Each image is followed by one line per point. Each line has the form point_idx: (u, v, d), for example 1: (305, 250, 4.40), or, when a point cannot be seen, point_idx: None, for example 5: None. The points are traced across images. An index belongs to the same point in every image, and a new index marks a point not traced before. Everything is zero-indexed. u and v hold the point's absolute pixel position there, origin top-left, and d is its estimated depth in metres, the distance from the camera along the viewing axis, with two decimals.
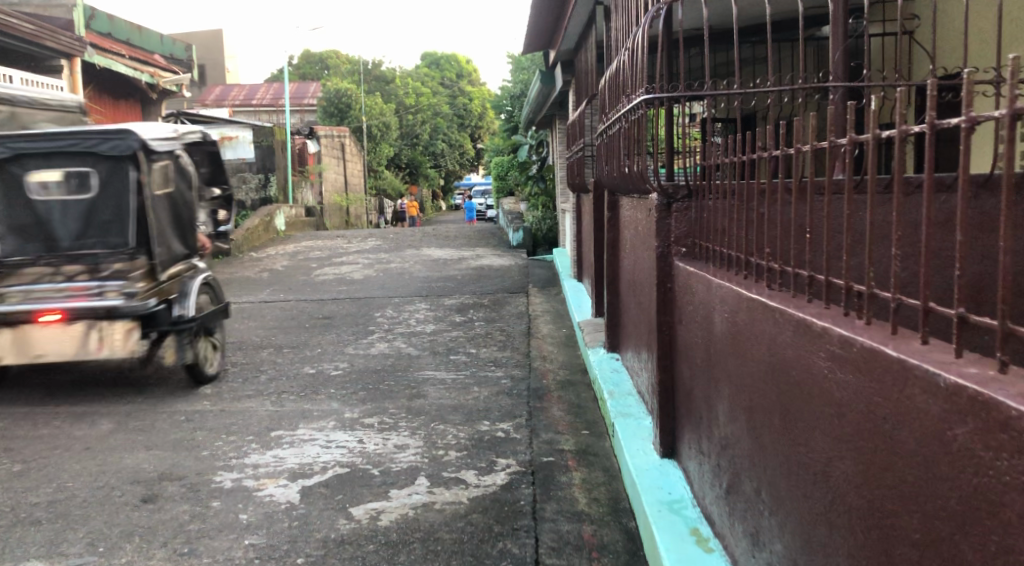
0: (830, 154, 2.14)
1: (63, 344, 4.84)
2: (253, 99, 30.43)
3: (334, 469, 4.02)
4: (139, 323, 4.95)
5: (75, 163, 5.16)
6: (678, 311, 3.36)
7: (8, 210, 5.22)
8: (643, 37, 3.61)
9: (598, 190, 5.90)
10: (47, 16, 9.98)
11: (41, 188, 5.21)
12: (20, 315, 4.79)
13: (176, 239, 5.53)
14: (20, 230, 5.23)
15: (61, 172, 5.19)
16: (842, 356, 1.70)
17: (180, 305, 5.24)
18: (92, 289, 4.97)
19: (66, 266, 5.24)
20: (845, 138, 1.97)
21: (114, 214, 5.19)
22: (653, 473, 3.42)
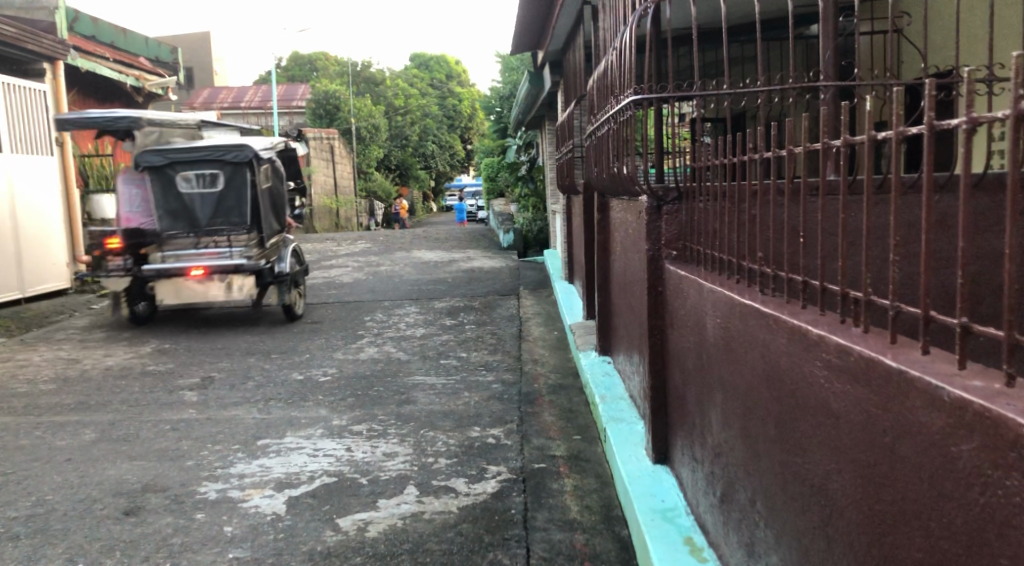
0: (824, 155, 2.08)
1: (204, 290, 7.20)
2: (242, 101, 30.26)
3: (321, 478, 3.95)
4: (254, 278, 7.27)
5: (209, 166, 7.32)
6: (669, 315, 3.30)
7: (164, 200, 7.38)
8: (631, 37, 3.55)
9: (587, 192, 5.84)
10: (29, 20, 9.85)
11: (185, 183, 7.36)
12: (176, 271, 7.15)
13: (274, 220, 7.81)
14: (173, 214, 7.41)
15: (198, 173, 7.34)
16: (839, 365, 1.64)
17: (280, 266, 7.54)
18: (221, 253, 7.33)
19: (204, 239, 7.42)
20: (840, 140, 1.92)
21: (238, 203, 7.38)
22: (646, 480, 3.36)
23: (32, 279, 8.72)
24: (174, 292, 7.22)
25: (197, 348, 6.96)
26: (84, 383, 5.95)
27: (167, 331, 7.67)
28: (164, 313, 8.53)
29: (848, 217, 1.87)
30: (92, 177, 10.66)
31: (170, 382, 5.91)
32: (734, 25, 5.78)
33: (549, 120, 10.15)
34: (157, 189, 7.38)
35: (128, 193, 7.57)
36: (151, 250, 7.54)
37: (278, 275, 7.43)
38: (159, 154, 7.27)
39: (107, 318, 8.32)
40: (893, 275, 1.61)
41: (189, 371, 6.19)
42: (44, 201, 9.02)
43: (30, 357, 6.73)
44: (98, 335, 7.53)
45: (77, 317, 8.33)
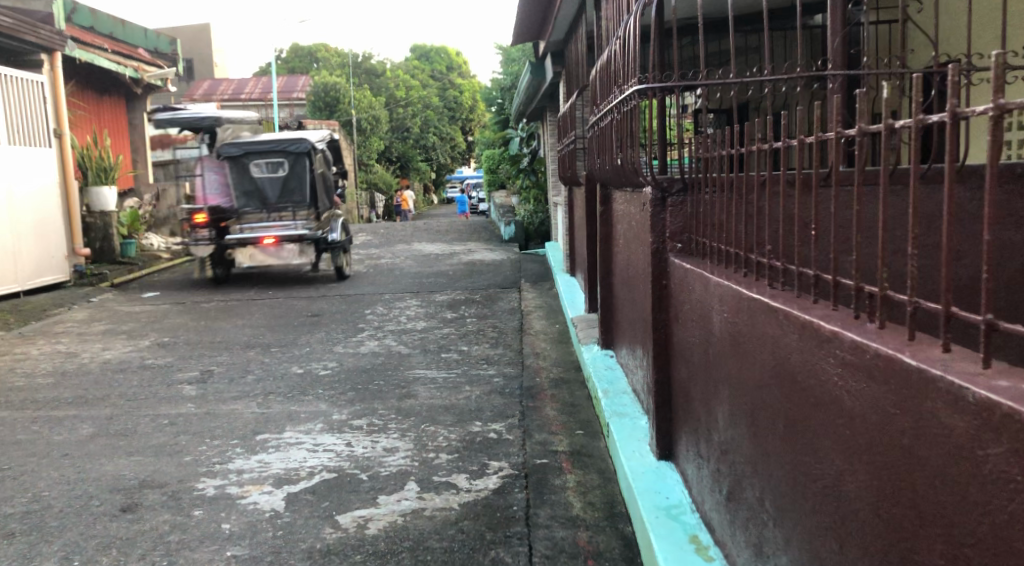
0: (837, 145, 2.02)
1: (275, 254, 9.45)
2: (242, 93, 30.15)
3: (321, 474, 3.90)
4: (312, 244, 9.54)
5: (276, 156, 9.53)
6: (674, 308, 3.24)
7: (241, 184, 9.60)
8: (635, 26, 3.49)
9: (590, 184, 5.78)
10: (26, 10, 9.76)
11: (258, 170, 9.58)
12: (253, 240, 9.43)
13: (326, 198, 9.95)
14: (247, 195, 9.64)
15: (267, 161, 9.54)
16: (854, 363, 1.59)
17: (330, 234, 9.63)
18: (288, 226, 9.62)
19: (274, 214, 9.68)
20: (854, 129, 1.86)
21: (299, 187, 9.65)
22: (650, 476, 3.31)
23: (30, 272, 8.65)
24: (250, 255, 9.43)
25: (196, 342, 6.90)
26: (82, 377, 5.90)
27: (166, 325, 7.61)
28: (164, 307, 8.47)
29: (863, 208, 1.81)
30: (92, 171, 10.43)
31: (169, 376, 5.86)
32: (738, 14, 5.71)
33: (550, 112, 10.07)
34: (236, 176, 9.64)
35: (210, 178, 9.71)
36: (234, 224, 9.82)
37: (330, 242, 9.57)
38: (236, 147, 9.45)
39: (106, 311, 8.26)
40: (912, 269, 1.56)
41: (188, 365, 6.14)
42: (42, 193, 8.94)
43: (28, 351, 6.68)
44: (96, 329, 7.47)
45: (75, 311, 8.27)
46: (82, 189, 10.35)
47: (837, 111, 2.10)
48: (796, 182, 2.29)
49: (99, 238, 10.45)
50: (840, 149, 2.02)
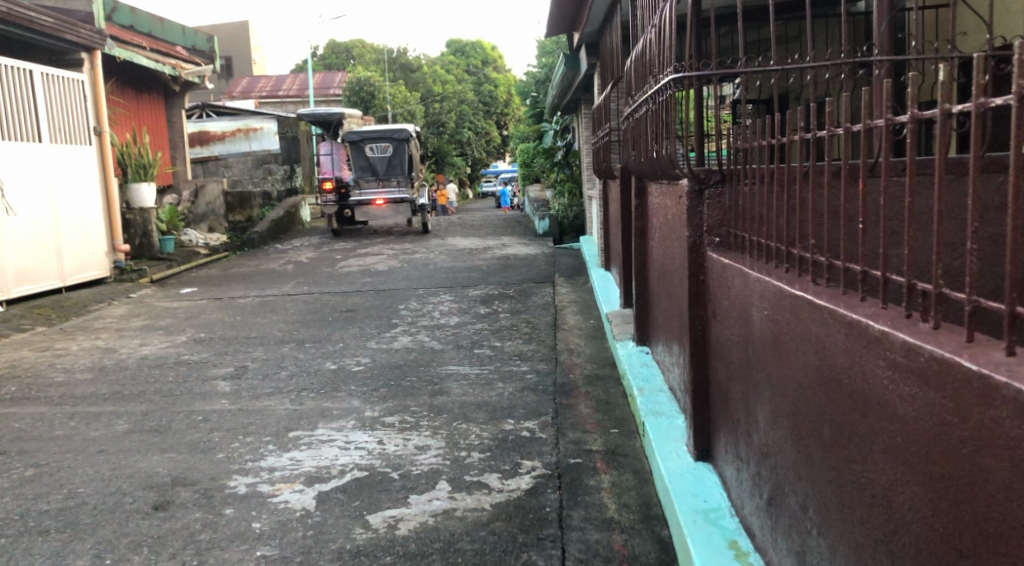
0: (886, 133, 1.91)
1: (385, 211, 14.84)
2: (280, 90, 30.41)
3: (352, 472, 3.86)
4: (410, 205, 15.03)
5: (384, 141, 15.51)
6: (712, 305, 3.13)
7: (362, 162, 15.65)
8: (670, 14, 3.38)
9: (625, 177, 5.68)
10: (67, 10, 9.82)
11: (373, 152, 15.59)
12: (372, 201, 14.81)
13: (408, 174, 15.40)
14: (362, 168, 15.56)
15: (380, 146, 15.57)
16: (906, 366, 1.50)
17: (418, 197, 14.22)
18: (387, 192, 14.91)
19: (384, 181, 15.58)
20: (906, 115, 1.75)
21: (400, 163, 15.67)
22: (687, 478, 3.21)
23: (71, 268, 8.74)
24: (366, 211, 14.86)
25: (231, 337, 6.91)
26: (120, 373, 5.92)
27: (203, 320, 7.66)
28: (200, 302, 8.52)
29: (915, 198, 1.71)
30: (131, 168, 10.52)
31: (204, 371, 5.87)
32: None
33: (585, 104, 9.95)
34: (354, 154, 15.62)
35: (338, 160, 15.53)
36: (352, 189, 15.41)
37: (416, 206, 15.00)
38: (357, 136, 15.37)
39: (144, 307, 8.32)
40: (970, 264, 1.47)
41: (223, 361, 6.14)
42: (83, 190, 9.02)
43: (68, 346, 6.74)
44: (134, 324, 7.52)
45: (114, 306, 8.34)
46: (122, 185, 10.52)
47: (887, 97, 1.98)
48: (841, 173, 2.18)
49: (139, 234, 10.46)
50: (890, 137, 1.90)
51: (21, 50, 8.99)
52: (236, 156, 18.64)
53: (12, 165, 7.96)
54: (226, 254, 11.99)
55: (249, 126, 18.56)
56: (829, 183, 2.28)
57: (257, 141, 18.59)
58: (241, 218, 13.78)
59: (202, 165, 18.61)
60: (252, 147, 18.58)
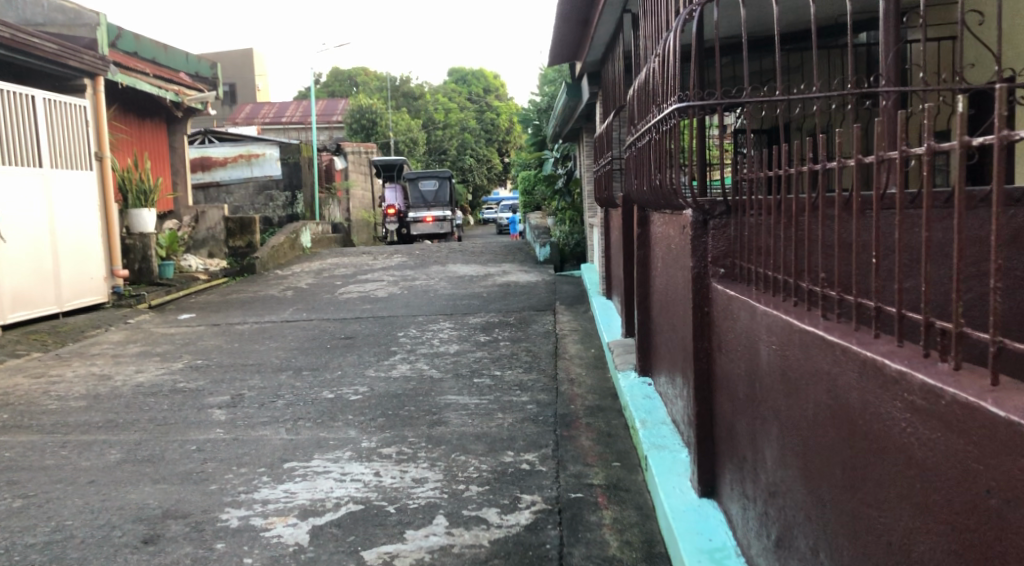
0: (901, 165, 1.85)
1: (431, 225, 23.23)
2: (283, 117, 30.57)
3: (347, 506, 3.77)
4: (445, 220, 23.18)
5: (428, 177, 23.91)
6: (717, 337, 3.07)
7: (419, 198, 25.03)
8: (674, 41, 3.35)
9: (627, 206, 5.64)
10: (70, 36, 9.76)
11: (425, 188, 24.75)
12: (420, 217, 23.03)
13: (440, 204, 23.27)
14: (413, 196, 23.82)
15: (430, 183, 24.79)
16: (925, 409, 1.44)
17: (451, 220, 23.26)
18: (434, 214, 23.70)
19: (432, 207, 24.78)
20: (923, 145, 1.70)
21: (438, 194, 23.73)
22: (691, 515, 3.12)
23: (70, 293, 8.68)
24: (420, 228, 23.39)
25: (228, 364, 6.84)
26: (114, 400, 5.84)
27: (200, 347, 7.57)
28: (199, 328, 8.44)
29: (932, 232, 1.66)
30: (132, 194, 10.51)
31: (200, 399, 5.79)
32: (785, 31, 5.55)
33: (586, 134, 9.94)
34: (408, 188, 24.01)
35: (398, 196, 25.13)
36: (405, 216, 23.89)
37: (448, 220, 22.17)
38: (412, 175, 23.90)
39: (142, 333, 8.24)
40: (994, 303, 1.41)
41: (219, 389, 6.06)
42: (83, 215, 8.97)
43: (63, 372, 6.66)
44: (131, 351, 7.43)
45: (111, 332, 8.26)
46: (122, 210, 10.51)
47: (902, 129, 1.93)
48: (854, 205, 2.13)
49: (138, 259, 10.40)
50: (905, 170, 1.85)
51: (25, 76, 9.01)
52: (237, 182, 18.65)
53: (12, 190, 7.93)
54: (224, 280, 11.89)
55: (251, 151, 18.63)
56: (840, 215, 2.23)
57: (258, 166, 18.66)
58: (241, 243, 13.46)
59: (203, 190, 18.79)
60: (253, 172, 18.64)
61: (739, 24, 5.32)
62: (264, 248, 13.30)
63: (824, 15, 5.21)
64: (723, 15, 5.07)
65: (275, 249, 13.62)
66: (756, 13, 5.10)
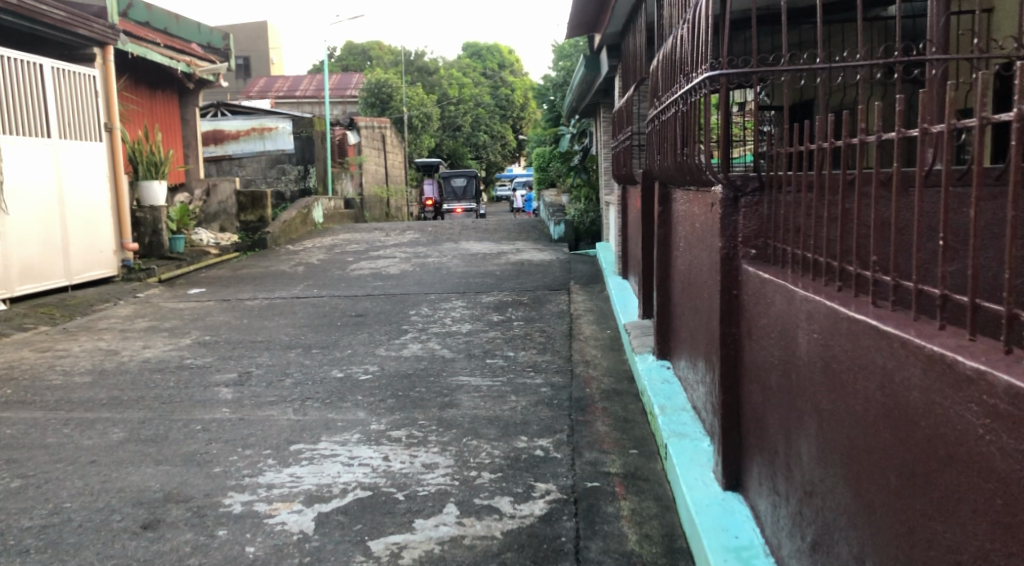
0: (979, 134, 1.64)
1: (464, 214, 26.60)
2: (298, 90, 30.41)
3: (355, 492, 3.62)
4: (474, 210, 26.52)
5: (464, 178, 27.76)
6: (747, 322, 2.89)
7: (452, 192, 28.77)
8: (707, 5, 3.14)
9: (648, 182, 5.45)
10: (79, 4, 9.55)
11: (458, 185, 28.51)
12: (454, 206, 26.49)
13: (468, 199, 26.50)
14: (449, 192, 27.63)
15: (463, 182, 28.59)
16: (1013, 418, 1.31)
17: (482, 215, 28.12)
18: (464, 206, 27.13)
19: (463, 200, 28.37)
20: (1014, 110, 1.51)
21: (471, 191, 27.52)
22: (715, 510, 2.96)
23: (79, 265, 8.56)
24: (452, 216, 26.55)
25: (237, 341, 6.70)
26: (120, 376, 5.72)
27: (209, 322, 7.44)
28: (208, 303, 8.30)
29: (1017, 211, 1.49)
30: (141, 165, 10.35)
31: (206, 377, 5.65)
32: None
33: (604, 110, 9.70)
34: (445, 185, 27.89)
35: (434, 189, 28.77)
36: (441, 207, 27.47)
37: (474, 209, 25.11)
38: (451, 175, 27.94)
39: (150, 307, 8.11)
40: None
41: (226, 367, 5.93)
42: (93, 186, 8.83)
43: (69, 347, 6.54)
44: (139, 326, 7.31)
45: (120, 306, 8.14)
46: (132, 182, 10.35)
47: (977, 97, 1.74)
48: (896, 181, 1.95)
49: (150, 233, 10.25)
50: (985, 140, 1.65)
51: (32, 44, 8.82)
52: (250, 156, 18.49)
53: (19, 161, 7.78)
54: (236, 255, 11.73)
55: (263, 126, 18.48)
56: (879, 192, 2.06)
57: (271, 141, 18.49)
58: (253, 218, 13.05)
59: (216, 163, 18.71)
60: (265, 147, 18.48)
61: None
62: (276, 223, 13.12)
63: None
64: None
65: (286, 224, 13.39)
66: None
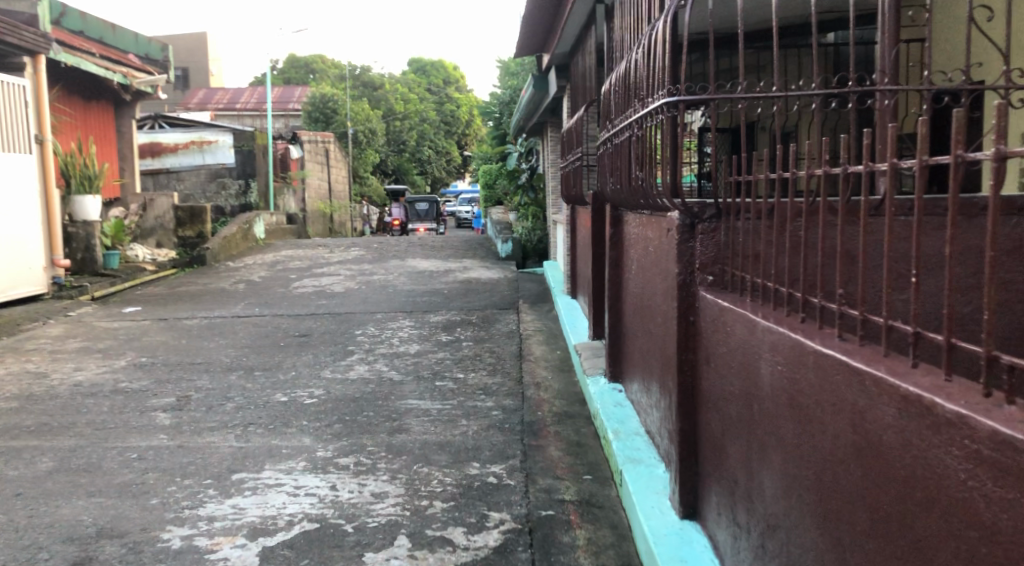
0: (955, 171, 1.62)
1: None
2: (237, 103, 29.91)
3: (301, 524, 3.49)
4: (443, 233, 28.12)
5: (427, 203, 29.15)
6: (705, 350, 2.86)
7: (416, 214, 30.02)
8: (663, 29, 3.09)
9: (598, 204, 5.42)
10: (8, 11, 9.20)
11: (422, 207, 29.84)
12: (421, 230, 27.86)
13: None
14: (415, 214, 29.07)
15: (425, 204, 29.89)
16: (1003, 464, 1.37)
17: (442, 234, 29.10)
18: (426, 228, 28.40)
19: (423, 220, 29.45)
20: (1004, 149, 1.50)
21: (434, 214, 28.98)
22: (673, 540, 2.91)
23: (5, 283, 8.21)
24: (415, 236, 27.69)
25: (175, 363, 6.48)
26: (49, 401, 5.46)
27: (146, 343, 7.20)
28: (145, 323, 8.02)
29: (994, 251, 1.53)
30: (74, 179, 10.02)
31: (143, 401, 5.44)
32: (783, 21, 5.43)
33: (552, 129, 9.69)
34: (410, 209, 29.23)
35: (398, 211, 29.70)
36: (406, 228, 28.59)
37: None
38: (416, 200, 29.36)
39: (82, 327, 7.82)
40: None
41: (164, 390, 5.71)
42: (22, 201, 8.52)
43: None
44: (70, 346, 7.03)
45: (50, 326, 7.83)
46: (64, 197, 9.99)
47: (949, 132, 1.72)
48: (863, 212, 1.92)
49: (81, 249, 9.87)
50: (962, 177, 1.64)
51: None
52: (189, 170, 18.07)
53: None
54: (174, 271, 11.43)
55: (202, 138, 18.08)
56: (842, 223, 2.03)
57: (210, 155, 18.11)
58: (191, 234, 12.68)
59: (152, 177, 18.15)
60: (203, 159, 18.06)
61: (734, 12, 5.19)
62: (217, 239, 12.82)
63: (825, 6, 5.10)
64: (717, 2, 4.95)
65: (227, 240, 13.11)
66: (752, 4, 4.98)
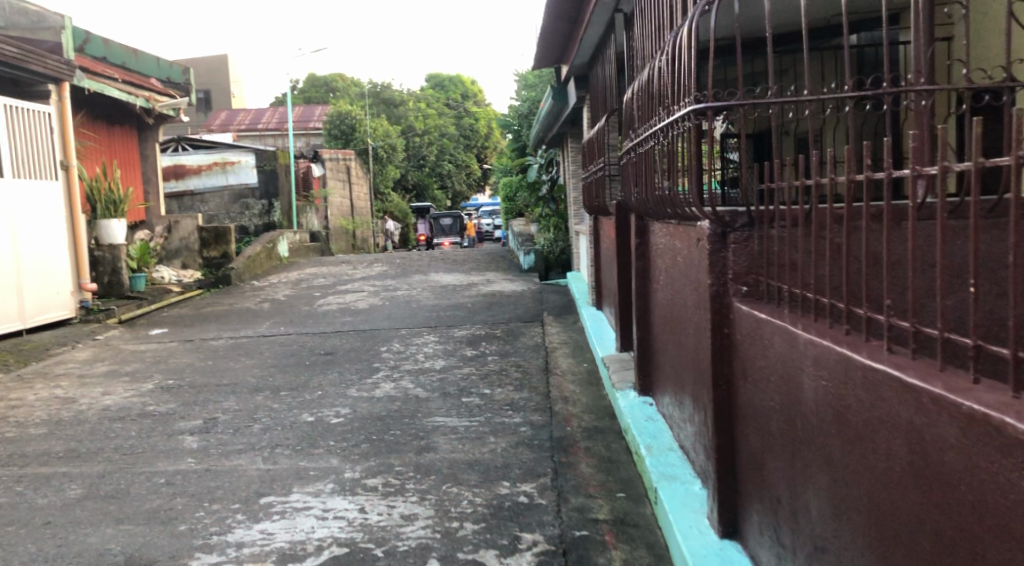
0: (1015, 173, 1.54)
1: None
2: (259, 123, 30.11)
3: (330, 549, 3.43)
4: None
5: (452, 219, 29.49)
6: (741, 363, 2.77)
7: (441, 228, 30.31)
8: (687, 35, 3.01)
9: (622, 214, 5.33)
10: (34, 40, 9.28)
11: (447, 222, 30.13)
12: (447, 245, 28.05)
13: None
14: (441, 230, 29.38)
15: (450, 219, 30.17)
16: None
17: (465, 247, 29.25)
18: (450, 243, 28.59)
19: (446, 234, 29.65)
20: None
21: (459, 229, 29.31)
22: (713, 562, 2.81)
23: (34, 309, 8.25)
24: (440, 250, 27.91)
25: (201, 384, 6.45)
26: (77, 427, 5.45)
27: (172, 365, 7.19)
28: (171, 345, 8.02)
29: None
30: (99, 204, 10.08)
31: (170, 425, 5.40)
32: (811, 24, 5.33)
33: (573, 139, 9.61)
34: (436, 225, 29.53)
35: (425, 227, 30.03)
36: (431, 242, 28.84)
37: None
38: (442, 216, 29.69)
39: (110, 350, 7.83)
40: None
41: (190, 413, 5.68)
42: (49, 227, 8.57)
43: (24, 396, 6.24)
44: (98, 370, 7.04)
45: (77, 350, 7.85)
46: (90, 221, 10.06)
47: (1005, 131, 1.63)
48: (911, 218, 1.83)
49: (108, 271, 9.90)
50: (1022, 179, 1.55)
51: None
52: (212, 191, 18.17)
53: None
54: (199, 292, 11.47)
55: (225, 159, 18.23)
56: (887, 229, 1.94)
57: (233, 174, 18.27)
58: (216, 253, 12.63)
59: (178, 199, 18.27)
60: (227, 180, 18.23)
61: (759, 15, 5.10)
62: (241, 258, 12.84)
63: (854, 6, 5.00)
64: (741, 7, 4.87)
65: (251, 260, 13.13)
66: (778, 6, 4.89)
